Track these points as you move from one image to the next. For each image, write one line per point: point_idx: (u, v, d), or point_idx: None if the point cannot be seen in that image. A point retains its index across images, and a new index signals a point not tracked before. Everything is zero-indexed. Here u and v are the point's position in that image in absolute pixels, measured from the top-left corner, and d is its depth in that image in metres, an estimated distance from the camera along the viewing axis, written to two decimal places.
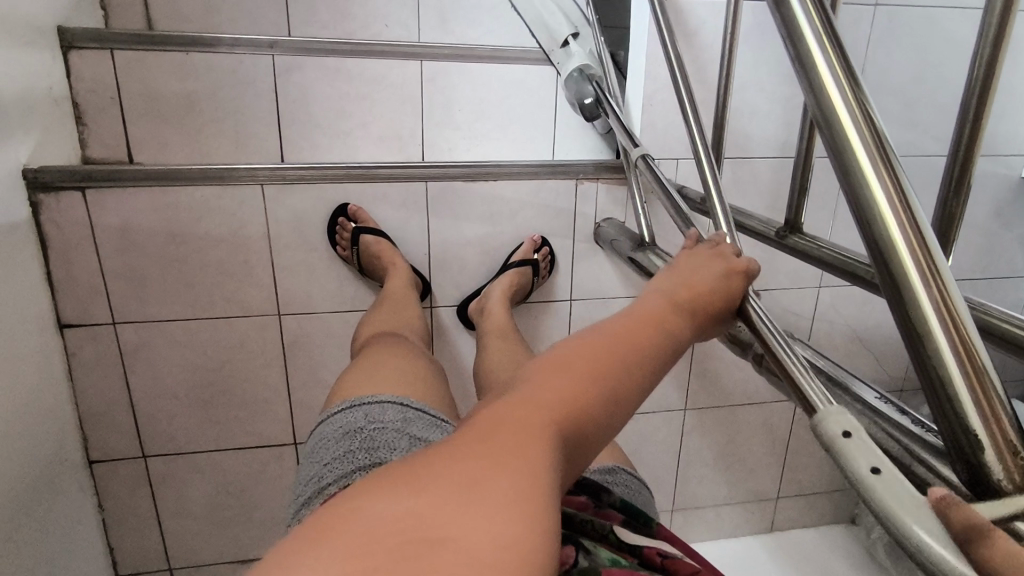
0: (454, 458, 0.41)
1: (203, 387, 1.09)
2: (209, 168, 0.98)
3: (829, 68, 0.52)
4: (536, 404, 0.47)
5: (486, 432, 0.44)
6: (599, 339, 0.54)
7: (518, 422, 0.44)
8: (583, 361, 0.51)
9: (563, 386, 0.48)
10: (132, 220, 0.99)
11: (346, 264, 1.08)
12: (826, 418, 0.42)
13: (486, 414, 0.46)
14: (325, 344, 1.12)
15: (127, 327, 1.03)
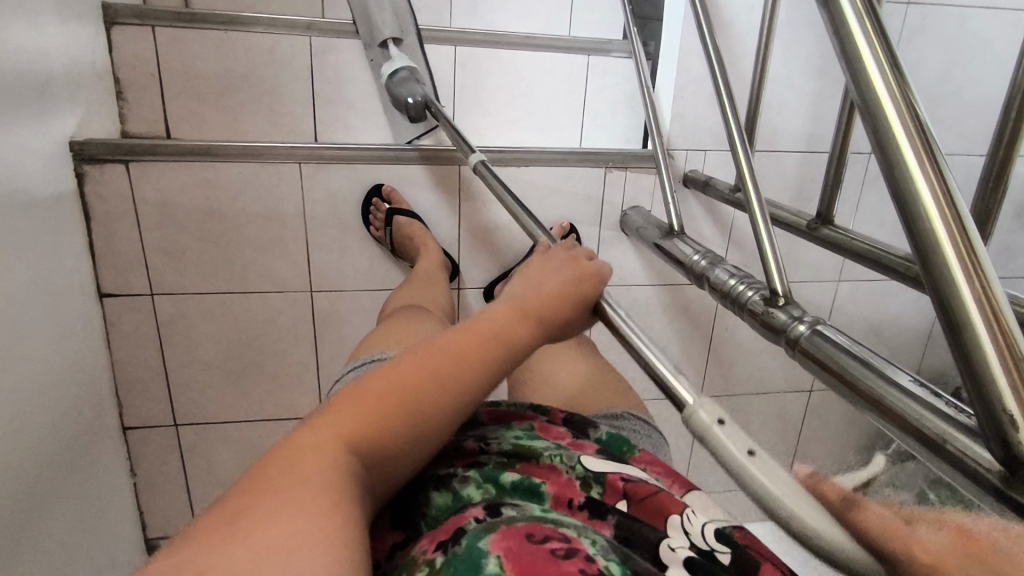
0: (228, 514, 0.41)
1: (234, 359, 1.12)
2: (249, 145, 1.01)
3: (877, 67, 0.53)
4: (337, 425, 0.48)
5: (269, 480, 0.43)
6: (405, 361, 0.54)
7: (305, 465, 0.44)
8: (384, 386, 0.51)
9: (360, 417, 0.49)
10: (173, 195, 1.01)
11: (379, 244, 1.10)
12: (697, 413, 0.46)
13: (271, 462, 0.45)
14: (353, 321, 1.14)
15: (163, 299, 1.06)
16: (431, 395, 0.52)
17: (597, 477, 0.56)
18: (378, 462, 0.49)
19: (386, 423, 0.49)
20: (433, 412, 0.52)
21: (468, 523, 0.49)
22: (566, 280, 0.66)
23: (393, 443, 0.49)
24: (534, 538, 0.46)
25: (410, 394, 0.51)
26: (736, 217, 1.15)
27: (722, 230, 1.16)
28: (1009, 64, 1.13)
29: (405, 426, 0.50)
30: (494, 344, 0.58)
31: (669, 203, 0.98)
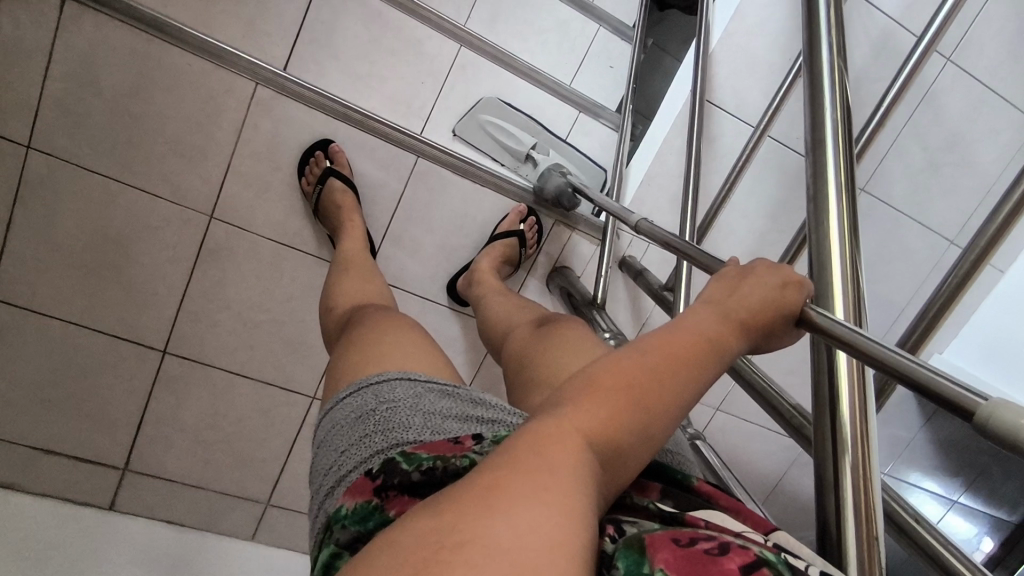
0: (490, 479, 0.37)
1: (93, 254, 0.98)
2: (211, 42, 0.93)
3: (838, 225, 0.55)
4: (576, 416, 0.43)
5: (527, 456, 0.38)
6: (626, 357, 0.49)
7: (559, 453, 0.39)
8: (616, 378, 0.47)
9: (592, 411, 0.44)
10: (103, 54, 0.90)
11: (305, 198, 1.03)
12: (991, 405, 0.34)
13: (520, 437, 0.41)
14: (244, 266, 1.04)
15: (39, 157, 0.92)
16: (652, 401, 0.46)
17: (674, 513, 0.45)
18: (615, 464, 0.43)
19: (618, 423, 0.44)
20: (658, 421, 0.46)
21: (604, 549, 0.41)
22: (774, 295, 0.56)
23: (628, 445, 0.44)
24: (681, 541, 0.39)
25: (634, 398, 0.46)
26: (653, 312, 1.17)
27: (636, 320, 1.17)
28: (918, 279, 1.25)
29: (632, 433, 0.45)
30: (703, 358, 0.52)
31: (600, 275, 0.99)
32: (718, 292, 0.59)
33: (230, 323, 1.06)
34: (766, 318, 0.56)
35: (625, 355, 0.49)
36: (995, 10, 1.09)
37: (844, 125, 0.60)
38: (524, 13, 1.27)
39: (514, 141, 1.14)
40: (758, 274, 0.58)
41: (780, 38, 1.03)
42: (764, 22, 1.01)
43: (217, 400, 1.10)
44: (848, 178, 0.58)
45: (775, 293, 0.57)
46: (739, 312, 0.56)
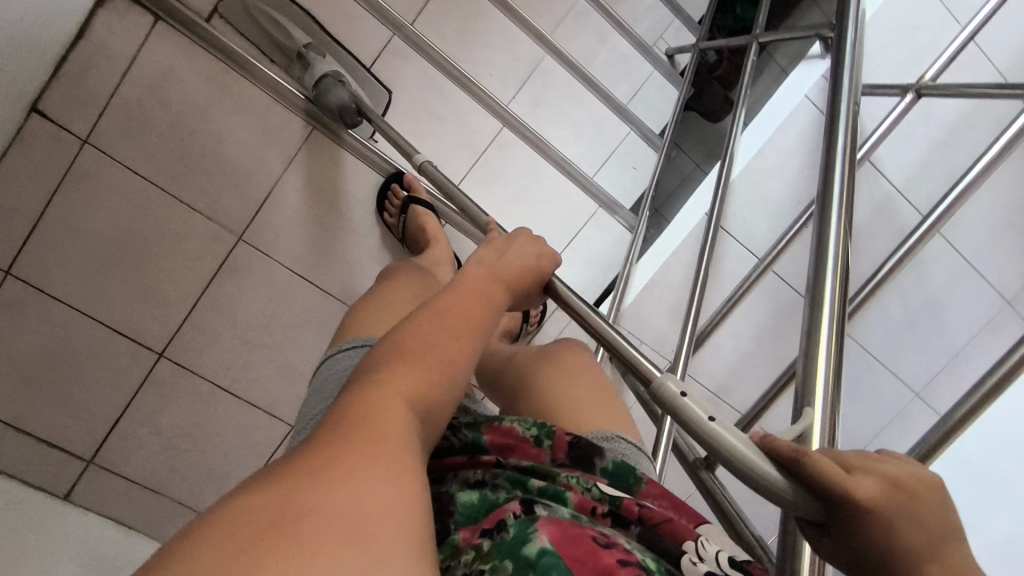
0: (321, 454, 0.40)
1: (117, 249, 1.01)
2: (278, 82, 1.02)
3: (824, 379, 0.61)
4: (392, 381, 0.47)
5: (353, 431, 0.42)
6: (429, 322, 0.54)
7: (384, 420, 0.44)
8: (416, 342, 0.51)
9: (408, 375, 0.48)
10: (178, 72, 0.97)
11: (390, 232, 1.12)
12: (661, 386, 0.51)
13: (344, 413, 0.44)
14: (257, 288, 1.07)
15: (91, 151, 0.96)
16: (452, 357, 0.52)
17: (613, 499, 0.55)
18: (430, 417, 0.49)
19: (431, 380, 0.49)
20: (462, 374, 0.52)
21: (512, 512, 0.51)
22: (527, 257, 0.68)
23: (440, 398, 0.50)
24: (576, 527, 0.49)
25: (435, 354, 0.51)
26: None
27: None
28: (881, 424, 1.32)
29: (441, 382, 0.50)
30: (486, 309, 0.59)
31: None
32: (488, 259, 0.67)
33: (230, 339, 1.09)
34: (527, 276, 0.67)
35: (428, 318, 0.54)
36: (984, 197, 1.21)
37: (842, 292, 0.68)
38: (567, 106, 1.37)
39: (283, 34, 1.03)
40: (519, 242, 0.70)
41: (794, 182, 1.12)
42: (782, 166, 1.10)
43: (198, 411, 1.11)
44: (837, 338, 0.64)
45: (531, 267, 0.68)
46: (507, 274, 0.65)
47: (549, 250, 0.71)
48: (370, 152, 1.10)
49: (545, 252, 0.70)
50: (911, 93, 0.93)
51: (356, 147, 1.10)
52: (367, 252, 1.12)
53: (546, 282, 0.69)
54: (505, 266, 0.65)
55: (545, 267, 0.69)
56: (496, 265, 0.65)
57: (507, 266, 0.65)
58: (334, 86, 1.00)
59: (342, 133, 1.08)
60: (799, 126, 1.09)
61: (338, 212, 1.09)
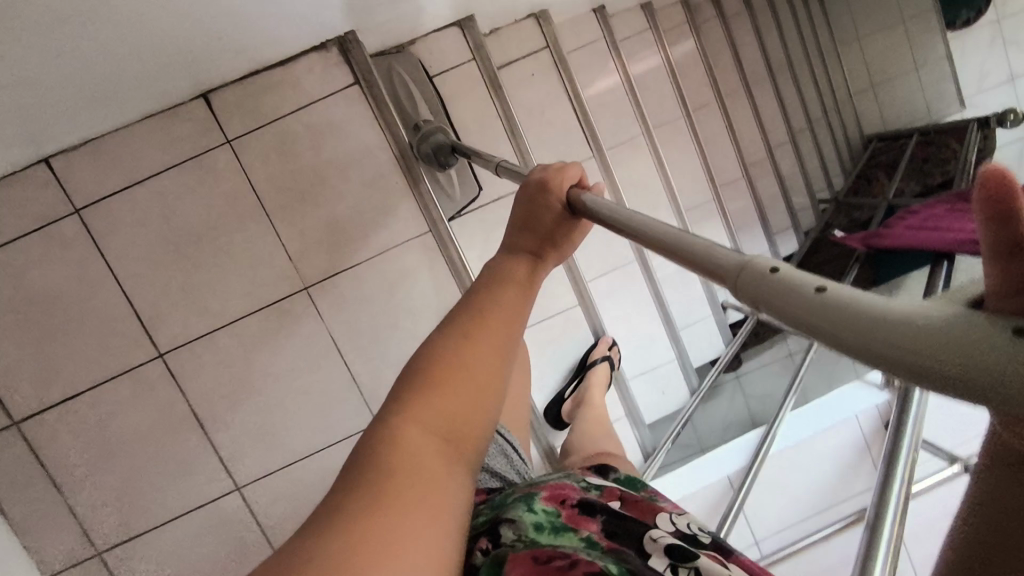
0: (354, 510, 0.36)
1: (188, 241, 0.99)
2: (407, 149, 1.02)
3: None
4: (407, 408, 0.43)
5: (384, 479, 0.38)
6: (472, 333, 0.47)
7: (413, 464, 0.40)
8: (432, 362, 0.45)
9: (439, 400, 0.43)
10: (342, 129, 1.00)
11: None
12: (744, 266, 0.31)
13: (375, 451, 0.40)
14: (290, 340, 1.03)
15: (227, 152, 0.98)
16: (473, 370, 0.45)
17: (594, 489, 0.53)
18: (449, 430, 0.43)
19: (460, 400, 0.44)
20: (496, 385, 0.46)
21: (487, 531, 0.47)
22: (550, 200, 0.56)
23: (471, 420, 0.44)
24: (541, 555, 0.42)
25: (448, 368, 0.45)
26: None
27: None
28: None
29: (460, 396, 0.44)
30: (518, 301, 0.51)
31: None
32: (515, 226, 0.56)
33: (235, 373, 1.03)
34: (549, 224, 0.56)
35: (462, 325, 0.48)
36: None
37: None
38: (631, 309, 1.42)
39: (411, 104, 1.08)
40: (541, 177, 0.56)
41: (818, 489, 1.13)
42: (812, 467, 1.12)
43: (158, 426, 1.02)
44: None
45: (556, 199, 0.55)
46: (528, 242, 0.55)
47: (574, 173, 0.57)
48: (444, 232, 1.05)
49: (553, 177, 0.56)
50: (960, 464, 0.97)
51: (427, 203, 1.04)
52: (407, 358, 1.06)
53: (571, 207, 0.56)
54: (528, 226, 0.56)
55: (562, 191, 0.56)
56: (520, 237, 0.56)
57: (526, 226, 0.56)
58: (435, 131, 1.02)
59: (421, 181, 1.04)
60: (840, 441, 1.12)
61: (409, 311, 1.06)
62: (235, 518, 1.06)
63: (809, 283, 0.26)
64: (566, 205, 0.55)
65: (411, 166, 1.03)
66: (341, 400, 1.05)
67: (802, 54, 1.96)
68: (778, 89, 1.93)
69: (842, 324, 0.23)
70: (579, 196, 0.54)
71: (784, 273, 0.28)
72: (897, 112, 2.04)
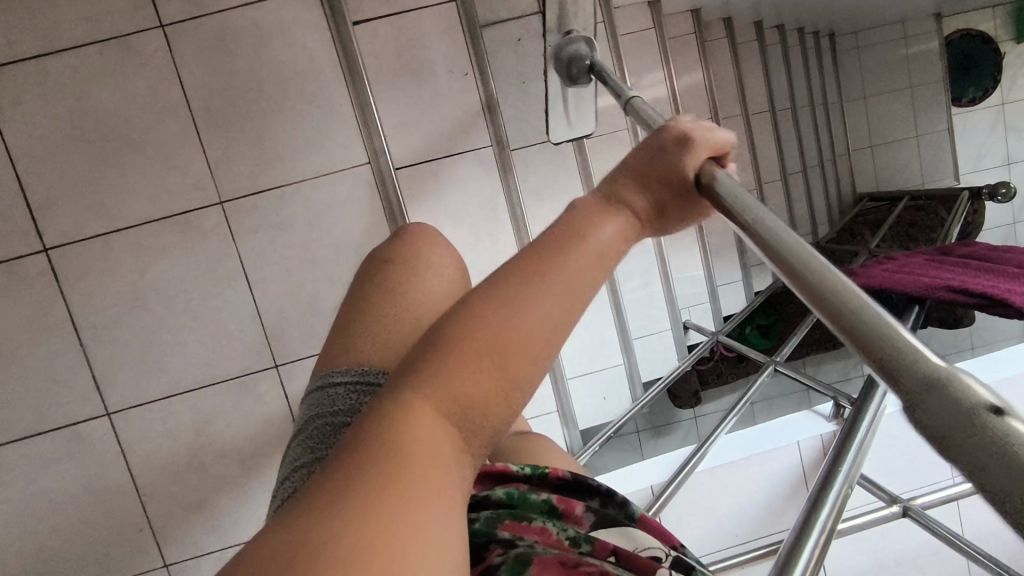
0: (368, 483, 0.30)
1: (100, 129, 0.90)
2: (359, 74, 0.94)
3: None
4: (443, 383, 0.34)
5: (397, 456, 0.31)
6: (530, 284, 0.37)
7: (425, 445, 0.32)
8: (486, 331, 0.35)
9: (476, 368, 0.34)
10: (292, 38, 0.92)
11: None
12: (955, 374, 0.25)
13: (382, 424, 0.33)
14: (195, 257, 0.93)
15: (158, 38, 0.89)
16: (529, 354, 0.36)
17: (588, 539, 0.51)
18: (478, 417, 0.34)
19: (500, 372, 0.35)
20: (545, 355, 0.36)
21: None
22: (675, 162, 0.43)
23: (502, 394, 0.35)
24: None
25: (503, 343, 0.35)
26: None
27: None
28: None
29: (504, 377, 0.35)
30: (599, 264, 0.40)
31: None
32: (625, 172, 0.44)
33: (126, 283, 0.92)
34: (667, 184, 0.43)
35: (508, 279, 0.37)
36: None
37: None
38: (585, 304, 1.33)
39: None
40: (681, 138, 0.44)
41: (744, 515, 1.03)
42: (743, 490, 1.03)
43: (28, 329, 0.91)
44: None
45: (688, 159, 0.43)
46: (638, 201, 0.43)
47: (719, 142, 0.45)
48: (393, 197, 0.98)
49: (696, 134, 0.45)
50: (898, 505, 0.87)
51: (374, 135, 0.96)
52: (320, 297, 0.97)
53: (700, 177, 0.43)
54: (643, 179, 0.44)
55: (698, 158, 0.44)
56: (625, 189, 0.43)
57: (641, 179, 0.44)
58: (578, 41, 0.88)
59: (370, 111, 0.96)
60: (777, 466, 1.04)
61: (334, 248, 0.97)
62: (101, 446, 0.94)
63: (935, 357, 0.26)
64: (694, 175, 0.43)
65: (361, 93, 0.95)
66: (241, 332, 0.95)
67: (806, 84, 1.62)
68: (777, 125, 1.57)
69: (949, 426, 0.24)
70: (712, 174, 0.42)
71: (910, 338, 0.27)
72: (897, 173, 1.67)
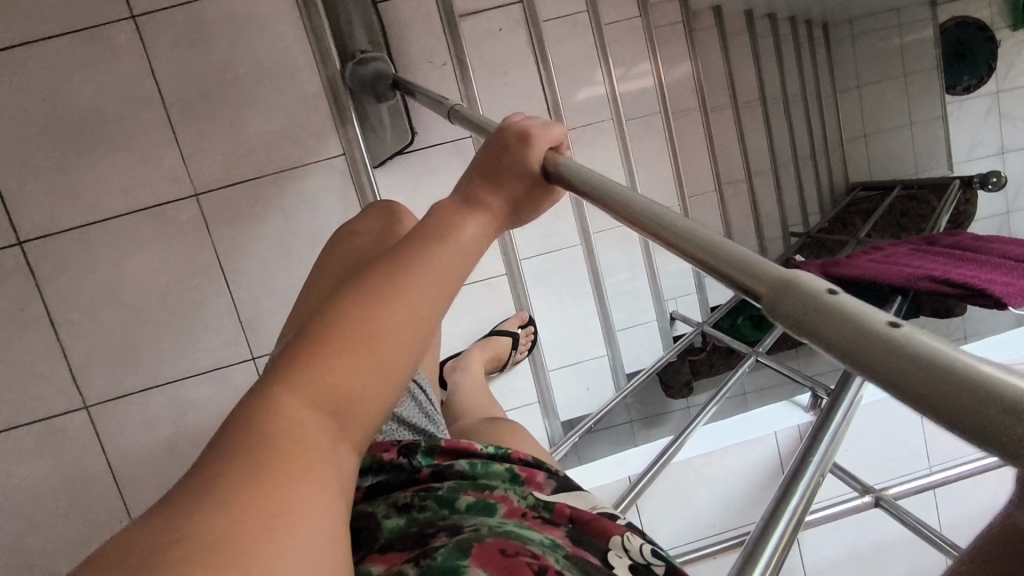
0: (221, 481, 0.29)
1: (73, 121, 0.89)
2: (333, 65, 0.93)
3: None
4: (301, 374, 0.34)
5: (256, 450, 0.31)
6: (382, 278, 0.37)
7: (293, 436, 0.32)
8: (343, 322, 0.35)
9: (332, 354, 0.34)
10: (265, 29, 0.91)
11: None
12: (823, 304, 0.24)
13: (242, 429, 0.32)
14: (170, 249, 0.93)
15: (129, 28, 0.88)
16: (389, 334, 0.35)
17: (547, 503, 0.50)
18: (344, 406, 0.34)
19: (359, 358, 0.34)
20: (411, 336, 0.36)
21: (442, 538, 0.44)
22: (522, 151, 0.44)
23: (369, 380, 0.35)
24: (507, 551, 0.41)
25: (357, 328, 0.35)
26: None
27: None
28: None
29: (361, 360, 0.34)
30: (454, 250, 0.40)
31: None
32: (475, 173, 0.45)
33: (103, 277, 0.92)
34: (511, 171, 0.44)
35: (366, 278, 0.38)
36: None
37: None
38: (566, 296, 1.34)
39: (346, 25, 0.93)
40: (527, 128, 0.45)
41: (720, 504, 1.04)
42: (721, 481, 1.04)
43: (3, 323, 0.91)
44: None
45: (535, 156, 0.44)
46: (491, 198, 0.44)
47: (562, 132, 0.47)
48: (369, 188, 0.98)
49: (535, 132, 0.44)
50: (870, 495, 0.88)
51: (348, 129, 0.96)
52: (296, 289, 0.97)
53: (545, 170, 0.44)
54: (492, 168, 0.44)
55: (540, 153, 0.44)
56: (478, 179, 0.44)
57: (488, 167, 0.44)
58: (375, 59, 0.93)
59: (344, 103, 0.95)
60: (755, 457, 1.04)
61: (308, 238, 0.97)
62: (79, 439, 0.95)
63: (878, 316, 0.22)
64: (539, 163, 0.44)
65: (334, 84, 0.94)
66: (219, 324, 0.96)
67: (797, 69, 1.55)
68: (766, 115, 1.51)
69: (846, 339, 0.22)
70: (559, 165, 0.43)
71: (840, 298, 0.24)
72: (892, 162, 1.57)
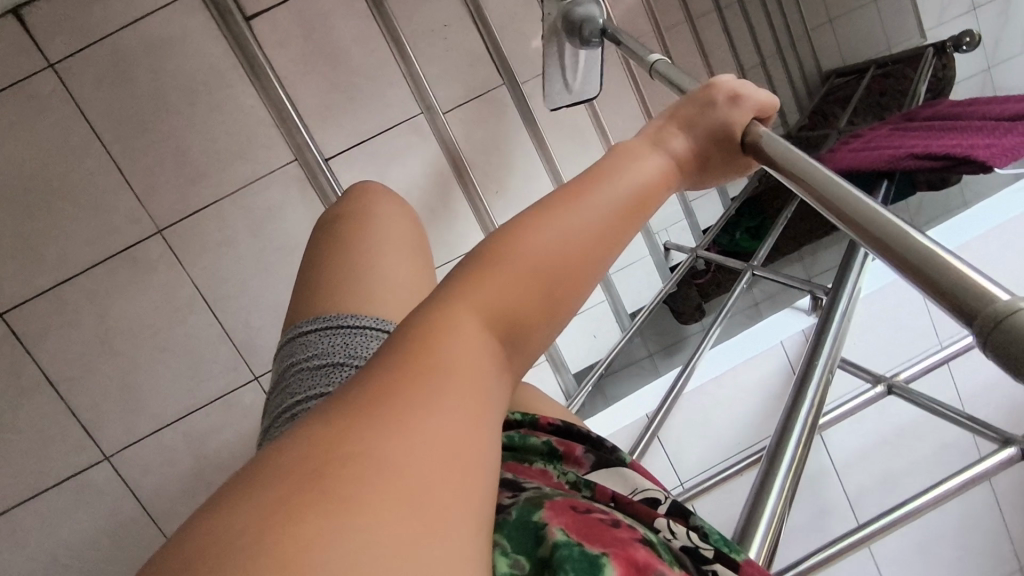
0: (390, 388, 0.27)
1: (20, 183, 0.88)
2: (264, 70, 0.91)
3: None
4: (476, 293, 0.32)
5: (425, 361, 0.28)
6: (559, 207, 0.36)
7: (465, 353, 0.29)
8: (521, 248, 0.33)
9: (509, 277, 0.32)
10: (186, 48, 0.89)
11: None
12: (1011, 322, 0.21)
13: (412, 332, 0.30)
14: (148, 290, 0.93)
15: (50, 78, 0.86)
16: (566, 267, 0.34)
17: (591, 481, 0.42)
18: (512, 337, 0.32)
19: (531, 285, 0.33)
20: (583, 272, 0.35)
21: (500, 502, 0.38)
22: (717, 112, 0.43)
23: (537, 317, 0.33)
24: (579, 511, 0.36)
25: (535, 258, 0.33)
26: None
27: None
28: None
29: (536, 289, 0.33)
30: (631, 196, 0.38)
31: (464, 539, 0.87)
32: (668, 124, 0.44)
33: (89, 330, 0.92)
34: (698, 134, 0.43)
35: (547, 209, 0.36)
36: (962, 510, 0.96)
37: None
38: None
39: None
40: (712, 90, 0.44)
41: (741, 421, 1.05)
42: (738, 398, 1.04)
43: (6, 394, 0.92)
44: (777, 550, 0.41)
45: (728, 123, 0.43)
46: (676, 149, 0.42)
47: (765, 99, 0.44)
48: (329, 187, 0.96)
49: (746, 93, 0.43)
50: (882, 385, 0.88)
51: (294, 131, 0.94)
52: (281, 302, 0.97)
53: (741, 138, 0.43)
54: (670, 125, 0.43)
55: (735, 120, 0.43)
56: (658, 137, 0.43)
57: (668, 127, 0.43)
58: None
59: (285, 107, 0.93)
60: (765, 369, 1.04)
61: (280, 249, 0.96)
62: (107, 489, 0.96)
63: None
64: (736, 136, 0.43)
65: (271, 90, 0.92)
66: (213, 351, 0.96)
67: None
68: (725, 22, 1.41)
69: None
70: (758, 135, 0.42)
71: None
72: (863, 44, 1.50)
